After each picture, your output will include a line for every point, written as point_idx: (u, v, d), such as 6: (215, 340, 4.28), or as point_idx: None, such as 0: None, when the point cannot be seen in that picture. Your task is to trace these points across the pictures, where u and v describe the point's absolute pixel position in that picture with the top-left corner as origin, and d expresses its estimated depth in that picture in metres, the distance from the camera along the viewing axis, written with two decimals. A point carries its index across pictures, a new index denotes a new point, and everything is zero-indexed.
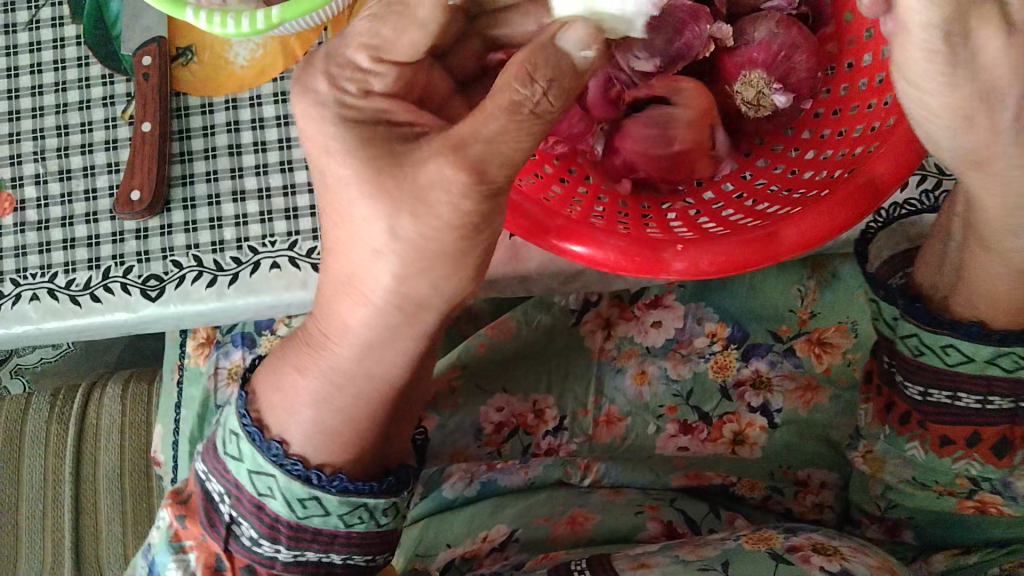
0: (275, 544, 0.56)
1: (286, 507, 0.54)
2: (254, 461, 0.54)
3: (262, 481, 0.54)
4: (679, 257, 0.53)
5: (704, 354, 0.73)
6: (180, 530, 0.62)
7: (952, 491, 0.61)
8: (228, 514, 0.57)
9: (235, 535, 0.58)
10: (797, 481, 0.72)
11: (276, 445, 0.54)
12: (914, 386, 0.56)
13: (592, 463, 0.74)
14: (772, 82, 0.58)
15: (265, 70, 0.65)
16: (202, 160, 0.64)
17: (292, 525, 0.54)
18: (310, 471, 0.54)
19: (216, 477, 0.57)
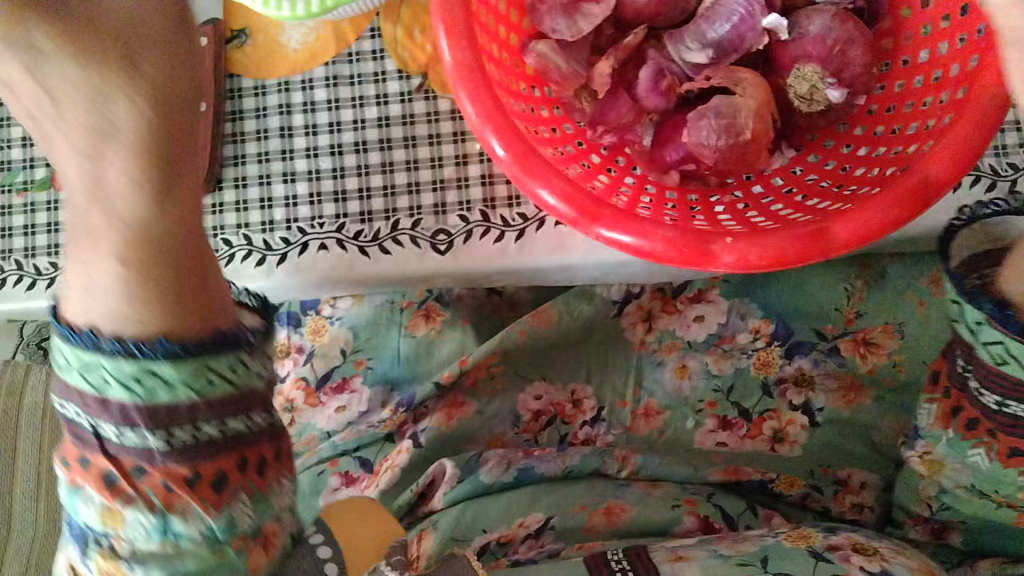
0: (139, 433, 0.39)
1: (126, 392, 0.38)
2: (81, 359, 0.39)
3: (93, 373, 0.38)
4: (730, 250, 0.50)
5: (747, 350, 0.73)
6: (67, 467, 0.41)
7: (1012, 502, 0.59)
8: (87, 427, 0.39)
9: (103, 445, 0.40)
10: (838, 480, 0.70)
11: (88, 330, 0.38)
12: (990, 396, 0.53)
13: (629, 455, 0.72)
14: (826, 76, 0.57)
15: (318, 54, 0.66)
16: (254, 141, 0.66)
17: (142, 413, 0.38)
18: (130, 342, 0.38)
19: (60, 394, 0.40)
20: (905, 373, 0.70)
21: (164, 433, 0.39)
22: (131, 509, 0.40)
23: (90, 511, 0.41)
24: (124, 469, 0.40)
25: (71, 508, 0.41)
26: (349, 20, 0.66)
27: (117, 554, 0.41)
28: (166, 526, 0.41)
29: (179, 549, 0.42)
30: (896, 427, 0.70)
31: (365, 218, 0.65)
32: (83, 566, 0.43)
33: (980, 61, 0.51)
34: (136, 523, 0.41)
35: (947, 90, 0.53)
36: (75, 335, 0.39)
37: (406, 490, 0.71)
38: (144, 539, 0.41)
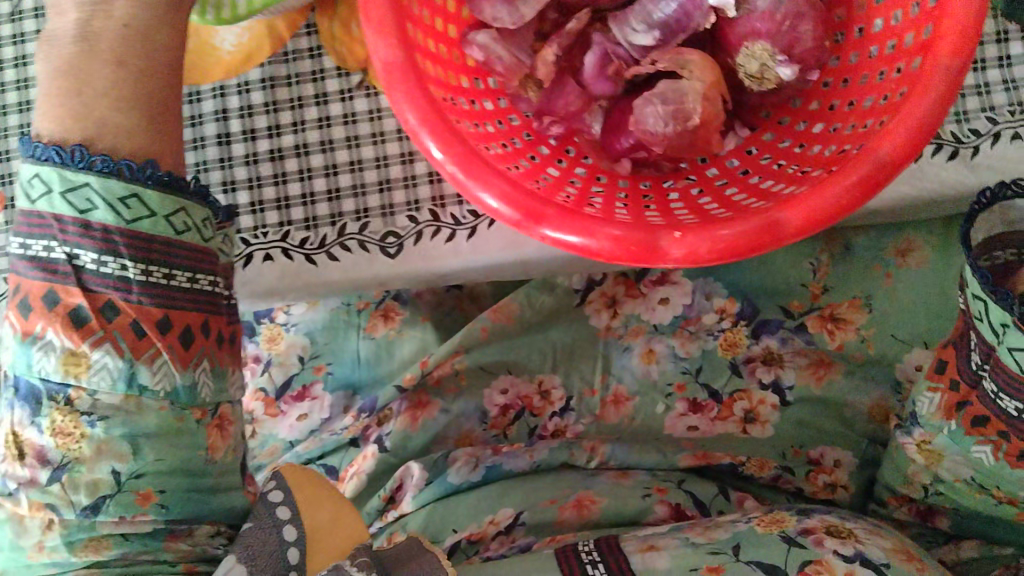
0: (119, 263, 0.45)
1: (108, 211, 0.45)
2: (64, 179, 0.45)
3: (80, 196, 0.44)
4: (678, 244, 0.48)
5: (713, 331, 0.72)
6: (26, 323, 0.44)
7: (1013, 499, 0.57)
8: (62, 260, 0.45)
9: (79, 274, 0.45)
10: (810, 461, 0.70)
11: (79, 150, 0.45)
12: (1011, 402, 0.50)
13: (598, 445, 0.71)
14: (776, 54, 0.54)
15: (251, 55, 0.63)
16: (192, 151, 0.65)
17: (125, 234, 0.45)
18: (121, 163, 0.45)
19: (29, 232, 0.45)
20: (873, 348, 0.69)
21: (134, 259, 0.45)
22: (99, 352, 0.44)
23: (50, 360, 0.44)
24: (95, 307, 0.45)
25: (25, 365, 0.44)
26: (282, 16, 0.62)
27: (77, 407, 0.45)
28: (134, 377, 0.45)
29: (140, 405, 0.46)
30: (866, 403, 0.69)
31: (309, 224, 0.65)
32: (31, 428, 0.44)
33: (933, 31, 0.48)
34: (105, 368, 0.44)
35: (901, 62, 0.51)
36: (63, 159, 0.45)
37: (373, 497, 0.70)
38: (110, 388, 0.45)
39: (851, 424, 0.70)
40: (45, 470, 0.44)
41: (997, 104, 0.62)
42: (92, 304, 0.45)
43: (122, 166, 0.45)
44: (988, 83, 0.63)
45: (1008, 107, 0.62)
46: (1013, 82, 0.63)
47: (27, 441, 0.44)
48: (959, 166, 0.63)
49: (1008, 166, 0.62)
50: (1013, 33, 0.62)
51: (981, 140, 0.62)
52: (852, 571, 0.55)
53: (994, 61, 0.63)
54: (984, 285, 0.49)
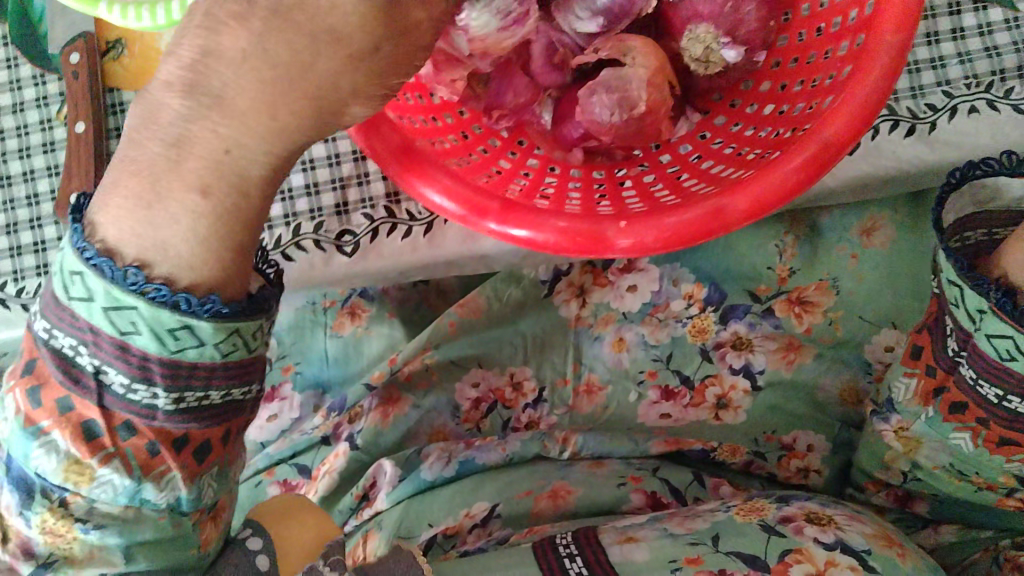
0: (152, 390, 0.40)
1: (155, 342, 0.39)
2: (109, 295, 0.38)
3: (120, 318, 0.38)
4: (625, 234, 0.48)
5: (681, 318, 0.71)
6: (35, 410, 0.41)
7: (991, 486, 0.57)
8: (87, 369, 0.40)
9: (103, 390, 0.40)
10: (783, 446, 0.69)
11: (133, 270, 0.38)
12: (991, 389, 0.51)
13: (569, 435, 0.71)
14: (720, 36, 0.53)
15: None
16: None
17: (166, 364, 0.39)
18: (178, 296, 0.38)
19: (60, 325, 0.40)
20: (842, 331, 0.69)
21: (167, 389, 0.40)
22: (106, 469, 0.41)
23: (51, 461, 0.41)
24: (111, 425, 0.41)
25: (22, 456, 0.41)
26: None
27: (71, 510, 0.42)
28: (139, 491, 0.42)
29: (139, 515, 0.43)
30: (836, 386, 0.69)
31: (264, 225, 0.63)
32: (20, 519, 0.42)
33: (874, 7, 0.47)
34: (108, 483, 0.42)
35: (844, 40, 0.50)
36: (88, 256, 0.38)
37: (347, 495, 0.69)
38: (111, 500, 0.42)
39: (823, 407, 0.69)
40: (28, 564, 0.43)
41: (953, 78, 0.61)
42: (108, 422, 0.41)
43: (175, 299, 0.38)
44: (942, 57, 0.61)
45: (963, 80, 0.61)
46: (967, 55, 0.61)
47: (14, 528, 0.43)
48: (915, 144, 0.60)
49: (963, 141, 0.60)
50: (964, 5, 0.61)
51: (938, 115, 0.60)
52: (833, 561, 0.55)
53: (948, 34, 0.61)
54: (961, 271, 0.50)
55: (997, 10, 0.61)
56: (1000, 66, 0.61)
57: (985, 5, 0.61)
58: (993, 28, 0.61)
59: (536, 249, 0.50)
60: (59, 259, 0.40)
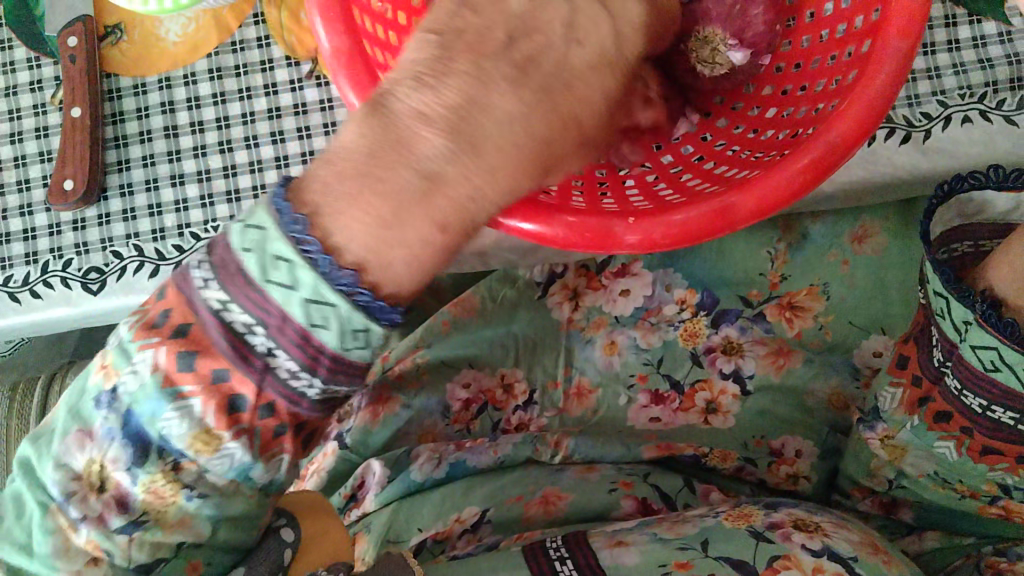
0: (313, 381, 0.38)
1: (335, 337, 0.36)
2: (313, 287, 0.35)
3: (316, 311, 0.36)
4: (632, 230, 0.48)
5: (673, 322, 0.72)
6: (183, 373, 0.38)
7: (975, 493, 0.58)
8: (260, 351, 0.38)
9: (267, 373, 0.38)
10: (773, 451, 0.69)
11: (301, 221, 0.35)
12: (977, 399, 0.51)
13: (562, 439, 0.70)
14: (727, 38, 0.55)
15: (200, 45, 0.62)
16: (138, 144, 0.62)
17: (336, 360, 0.37)
18: (376, 301, 0.36)
19: (240, 300, 0.37)
20: (831, 335, 0.70)
21: (324, 385, 0.38)
22: (235, 443, 0.40)
23: (181, 427, 0.39)
24: (256, 405, 0.39)
25: (150, 415, 0.39)
26: (228, 6, 0.62)
27: (182, 475, 0.40)
28: (248, 469, 0.41)
29: (237, 489, 0.42)
30: (825, 392, 0.70)
31: None
32: (126, 474, 0.39)
33: (882, 13, 0.48)
34: (229, 456, 0.40)
35: (851, 45, 0.50)
36: (299, 241, 0.35)
37: (335, 494, 0.69)
38: (223, 472, 0.41)
39: (813, 414, 0.70)
40: (120, 518, 0.40)
41: (947, 88, 0.63)
42: (256, 402, 0.39)
43: (366, 298, 0.36)
44: (938, 67, 0.63)
45: (957, 90, 0.63)
46: (961, 66, 0.63)
47: (111, 480, 0.40)
48: (911, 151, 0.63)
49: (958, 150, 0.63)
50: (960, 18, 0.63)
51: (934, 123, 0.63)
52: (821, 568, 0.53)
53: (943, 45, 0.63)
54: (946, 284, 0.49)
55: (990, 23, 0.62)
56: (993, 78, 0.63)
57: (979, 18, 0.63)
58: (986, 41, 0.63)
59: (543, 244, 0.50)
60: (254, 230, 0.36)
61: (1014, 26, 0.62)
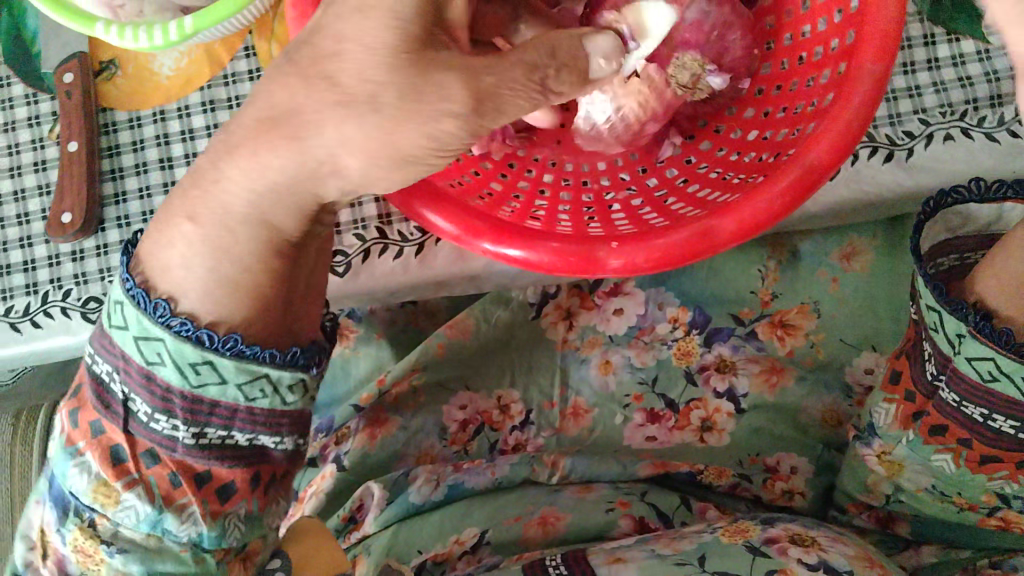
0: (172, 422, 0.46)
1: (177, 374, 0.45)
2: (141, 326, 0.45)
3: (192, 373, 0.45)
4: (616, 254, 0.49)
5: (667, 341, 0.72)
6: (74, 430, 0.48)
7: (974, 506, 0.58)
8: (118, 397, 0.47)
9: (130, 417, 0.47)
10: (767, 468, 0.70)
11: (163, 305, 0.45)
12: (975, 408, 0.51)
13: (558, 459, 0.71)
14: (706, 63, 0.55)
15: (191, 80, 0.63)
16: (134, 176, 0.63)
17: (187, 397, 0.45)
18: (202, 331, 0.45)
19: (101, 355, 0.47)
20: (823, 353, 0.70)
21: (244, 431, 0.47)
22: (131, 494, 0.47)
23: (83, 480, 0.47)
24: (135, 452, 0.47)
25: (61, 474, 0.48)
26: (219, 41, 0.63)
27: (98, 532, 0.48)
28: (160, 521, 0.48)
29: (161, 545, 0.48)
30: (818, 408, 0.70)
31: None
32: (58, 535, 0.49)
33: (856, 36, 0.49)
34: (132, 507, 0.47)
35: (828, 69, 0.51)
36: (166, 321, 0.45)
37: (334, 516, 0.70)
38: (132, 524, 0.48)
39: (806, 431, 0.70)
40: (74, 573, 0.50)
41: (928, 106, 0.64)
42: (133, 448, 0.47)
43: (270, 353, 0.46)
44: (919, 86, 0.64)
45: (939, 108, 0.64)
46: (941, 85, 0.64)
47: (52, 547, 0.50)
48: (896, 169, 0.64)
49: (941, 167, 0.64)
50: (938, 37, 0.64)
51: (916, 141, 0.64)
52: None
53: (923, 64, 0.64)
54: (939, 297, 0.50)
55: (967, 42, 0.64)
56: (972, 96, 0.64)
57: (957, 37, 0.64)
58: (965, 59, 0.64)
59: (529, 269, 0.50)
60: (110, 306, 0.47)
61: (991, 44, 0.64)
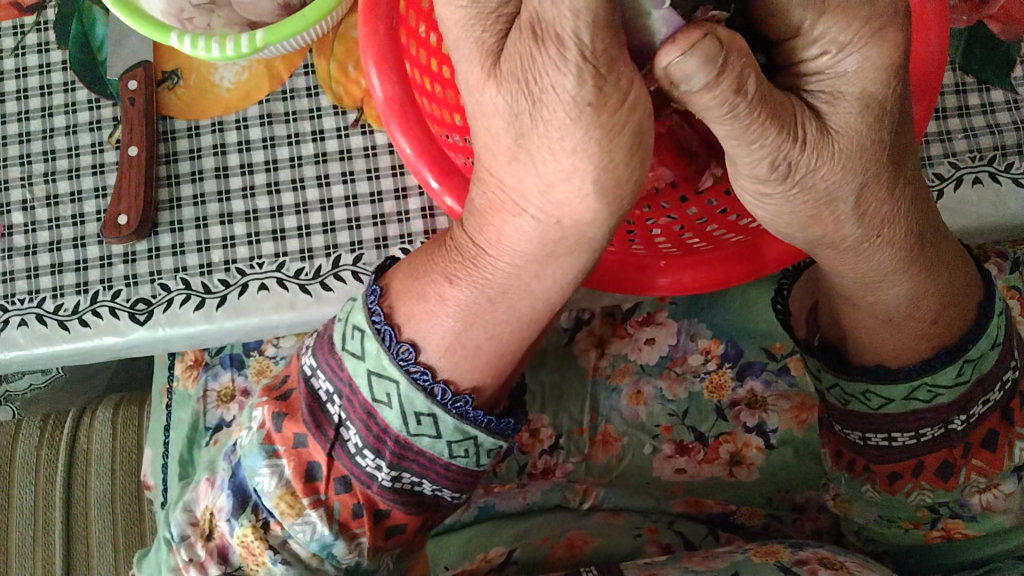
0: (376, 460, 0.49)
1: (399, 418, 0.48)
2: (376, 361, 0.48)
3: (415, 421, 0.48)
4: (665, 273, 0.55)
5: (699, 373, 0.72)
6: (276, 432, 0.51)
7: (916, 523, 0.58)
8: (333, 419, 0.50)
9: (337, 441, 0.50)
10: (796, 506, 0.71)
11: (407, 349, 0.48)
12: (852, 433, 0.55)
13: (591, 488, 0.71)
14: None
15: (251, 92, 0.66)
16: (189, 183, 0.65)
17: (400, 441, 0.48)
18: (435, 385, 0.48)
19: (325, 373, 0.50)
20: None
21: (433, 483, 0.50)
22: (313, 511, 0.51)
23: (271, 484, 0.51)
24: (330, 476, 0.51)
25: (251, 468, 0.52)
26: (280, 57, 0.65)
27: (269, 536, 0.52)
28: (329, 546, 0.52)
29: (321, 564, 0.53)
30: None
31: (304, 255, 0.64)
32: (228, 525, 0.53)
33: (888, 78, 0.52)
34: (310, 524, 0.51)
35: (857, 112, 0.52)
36: (404, 366, 0.48)
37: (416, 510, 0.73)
38: (304, 540, 0.52)
39: None
40: (219, 566, 0.54)
41: (959, 150, 0.65)
42: (327, 471, 0.51)
43: (487, 418, 0.49)
44: (949, 131, 0.65)
45: (968, 153, 0.65)
46: (971, 131, 0.65)
47: (218, 531, 0.54)
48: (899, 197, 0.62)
49: (970, 210, 0.64)
50: (970, 85, 0.66)
51: (946, 184, 0.64)
52: None
53: (955, 110, 0.65)
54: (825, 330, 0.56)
55: (997, 91, 0.66)
56: (1002, 142, 0.65)
57: (988, 87, 0.66)
58: (995, 108, 0.65)
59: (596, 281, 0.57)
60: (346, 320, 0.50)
61: (1021, 94, 0.66)
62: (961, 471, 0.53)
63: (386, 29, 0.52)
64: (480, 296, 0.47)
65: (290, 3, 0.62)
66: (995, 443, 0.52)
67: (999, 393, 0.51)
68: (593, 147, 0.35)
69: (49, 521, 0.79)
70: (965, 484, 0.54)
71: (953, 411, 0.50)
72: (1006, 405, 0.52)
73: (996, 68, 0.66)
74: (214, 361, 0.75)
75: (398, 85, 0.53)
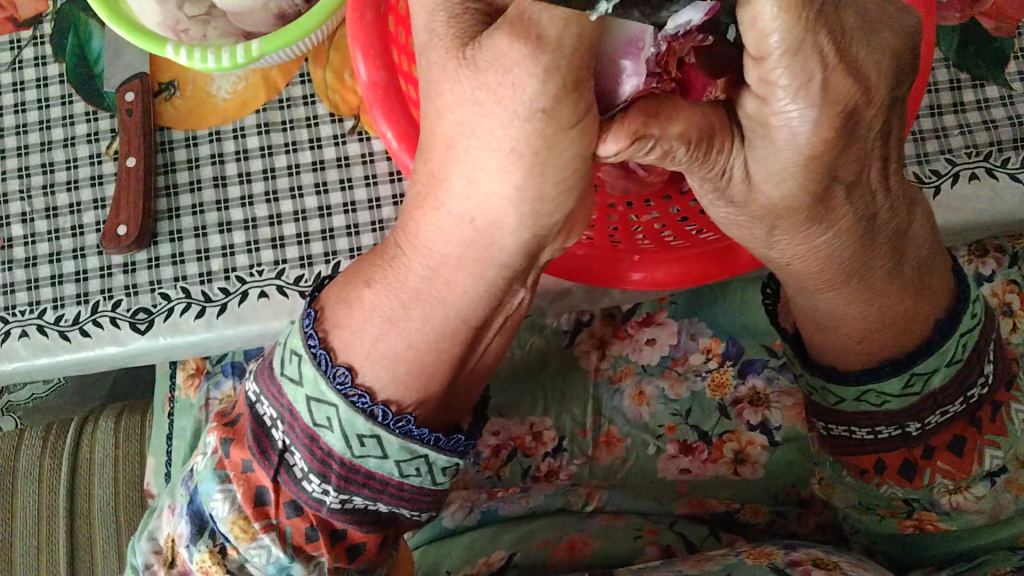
0: (324, 485, 0.49)
1: (342, 442, 0.47)
2: (316, 386, 0.47)
3: (359, 444, 0.47)
4: (638, 267, 0.55)
5: (700, 372, 0.73)
6: (225, 459, 0.52)
7: (892, 512, 0.58)
8: (278, 445, 0.50)
9: (282, 466, 0.50)
10: (801, 502, 0.71)
11: (343, 372, 0.48)
12: (819, 422, 0.55)
13: (594, 491, 0.71)
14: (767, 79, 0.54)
15: (249, 102, 0.66)
16: (188, 193, 0.65)
17: (346, 464, 0.48)
18: (378, 407, 0.47)
19: (269, 398, 0.50)
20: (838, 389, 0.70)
21: (389, 503, 0.50)
22: (266, 535, 0.51)
23: (224, 508, 0.51)
24: (279, 500, 0.51)
25: (206, 494, 0.52)
26: (277, 67, 0.66)
27: (226, 561, 0.52)
28: (288, 567, 0.51)
29: None
30: None
31: (304, 262, 0.64)
32: (188, 551, 0.53)
33: None
34: (265, 548, 0.51)
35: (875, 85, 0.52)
36: (344, 390, 0.47)
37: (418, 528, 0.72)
38: (261, 564, 0.52)
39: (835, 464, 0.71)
40: None
41: (955, 147, 0.65)
42: (277, 496, 0.51)
43: (434, 436, 0.48)
44: (945, 128, 0.65)
45: (963, 149, 0.65)
46: (967, 127, 0.65)
47: (180, 559, 0.55)
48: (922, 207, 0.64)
49: (966, 206, 0.65)
50: (964, 82, 0.66)
51: (942, 181, 0.65)
52: None
53: (950, 107, 0.66)
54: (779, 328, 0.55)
55: (992, 87, 0.66)
56: (997, 137, 0.65)
57: (982, 83, 0.66)
58: (990, 104, 0.66)
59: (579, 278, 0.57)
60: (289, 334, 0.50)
61: (1016, 89, 0.66)
62: (924, 471, 0.53)
63: (373, 16, 0.53)
64: (416, 306, 0.46)
65: (286, 12, 0.62)
66: (960, 449, 0.52)
67: (962, 406, 0.50)
68: (539, 148, 0.36)
69: (54, 529, 0.80)
70: (932, 484, 0.54)
71: (908, 417, 0.50)
72: (973, 414, 0.51)
73: (991, 65, 0.66)
74: (216, 370, 0.75)
75: (382, 70, 0.53)
